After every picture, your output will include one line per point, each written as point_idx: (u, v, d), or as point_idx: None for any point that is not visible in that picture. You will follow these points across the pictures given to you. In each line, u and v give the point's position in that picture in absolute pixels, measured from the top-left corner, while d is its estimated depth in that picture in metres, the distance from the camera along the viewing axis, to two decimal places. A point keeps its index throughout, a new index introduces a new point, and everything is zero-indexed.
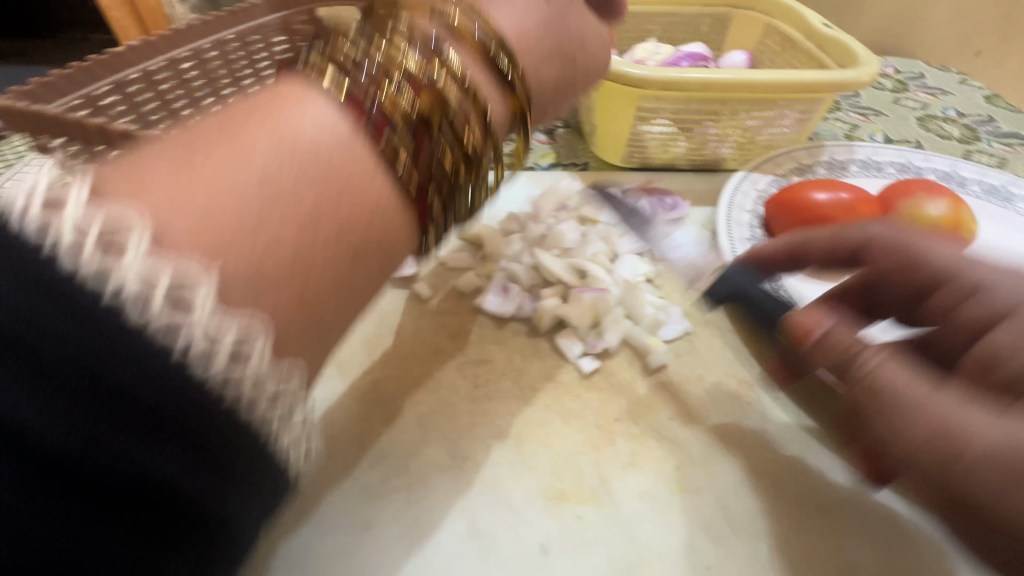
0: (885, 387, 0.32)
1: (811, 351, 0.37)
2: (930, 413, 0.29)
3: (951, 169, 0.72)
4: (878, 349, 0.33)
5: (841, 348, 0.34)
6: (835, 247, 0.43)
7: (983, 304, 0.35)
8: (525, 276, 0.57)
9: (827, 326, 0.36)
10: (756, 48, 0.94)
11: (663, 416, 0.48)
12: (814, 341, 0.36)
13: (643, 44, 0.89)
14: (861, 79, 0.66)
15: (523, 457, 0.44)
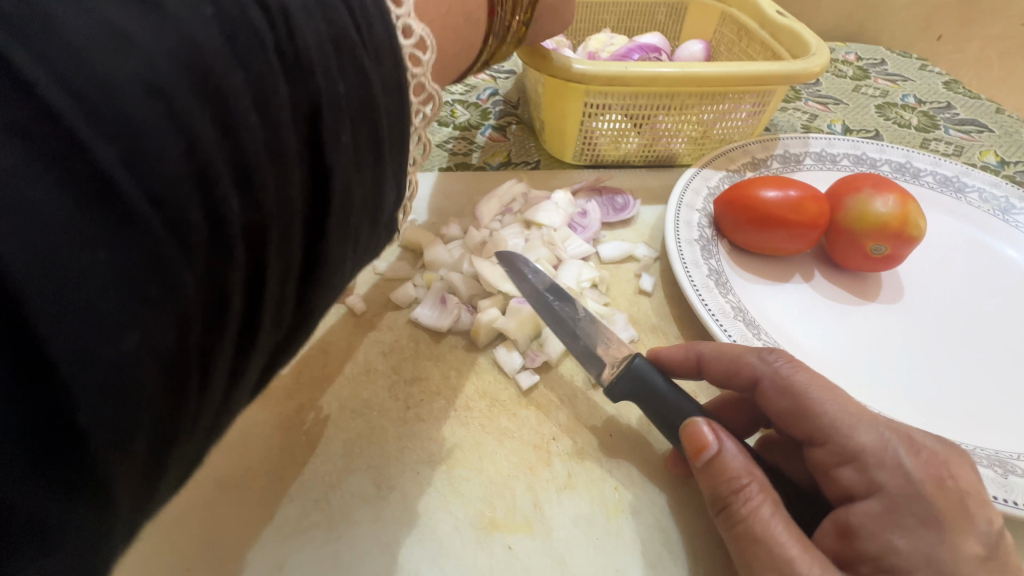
0: (760, 537, 0.31)
1: (701, 468, 0.35)
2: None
3: (905, 161, 0.71)
4: (756, 483, 0.32)
5: (718, 489, 0.34)
6: (736, 371, 0.36)
7: (856, 476, 0.29)
8: (463, 285, 0.54)
9: (720, 445, 0.34)
10: (714, 38, 0.92)
11: (603, 432, 0.46)
12: (705, 461, 0.35)
13: (596, 35, 0.86)
14: (811, 69, 0.64)
15: (452, 484, 0.42)
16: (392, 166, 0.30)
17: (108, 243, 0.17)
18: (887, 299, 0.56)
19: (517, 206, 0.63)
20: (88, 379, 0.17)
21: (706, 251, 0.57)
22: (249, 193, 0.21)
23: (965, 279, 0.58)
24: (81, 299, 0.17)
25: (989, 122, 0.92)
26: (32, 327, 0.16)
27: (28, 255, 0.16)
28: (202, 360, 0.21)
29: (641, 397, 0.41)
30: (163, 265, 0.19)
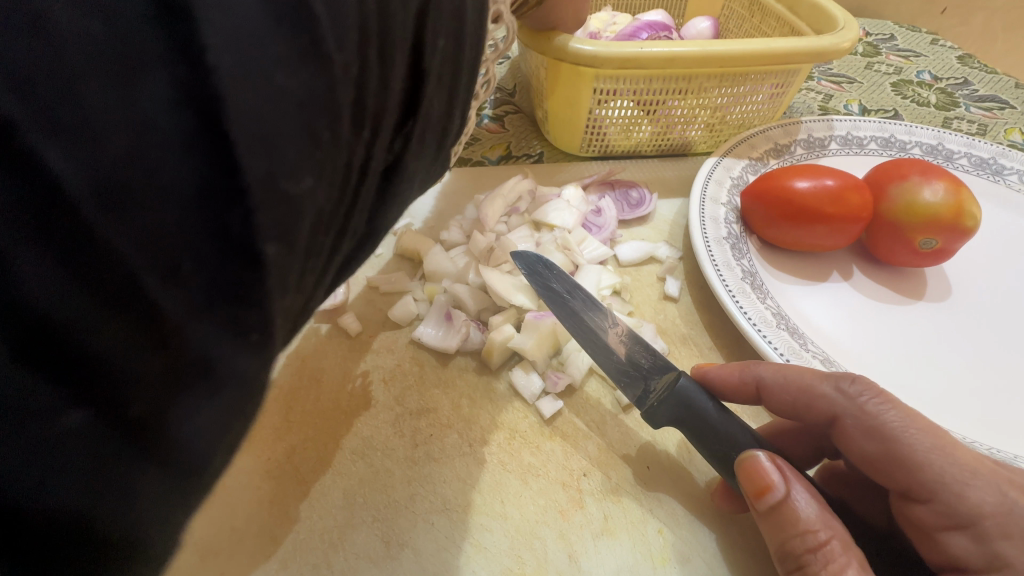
0: None
1: (761, 513, 0.30)
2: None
3: (936, 142, 0.66)
4: (837, 541, 0.27)
5: (786, 541, 0.28)
6: (805, 404, 0.32)
7: (970, 545, 0.25)
8: (471, 299, 0.48)
9: (788, 490, 0.29)
10: (722, 15, 0.86)
11: (640, 464, 0.40)
12: (769, 507, 0.29)
13: (597, 13, 0.80)
14: (840, 45, 0.58)
15: (475, 538, 0.36)
16: (467, 93, 0.29)
17: (295, 68, 0.16)
18: (935, 297, 0.51)
19: (524, 206, 0.57)
20: (270, 209, 0.16)
21: (737, 250, 0.52)
22: (381, 62, 0.21)
23: (1014, 273, 0.54)
24: (271, 118, 0.15)
25: (1009, 98, 0.87)
26: (228, 135, 0.15)
27: (233, 62, 0.15)
28: (327, 227, 0.20)
29: (684, 424, 0.35)
30: (333, 108, 0.17)
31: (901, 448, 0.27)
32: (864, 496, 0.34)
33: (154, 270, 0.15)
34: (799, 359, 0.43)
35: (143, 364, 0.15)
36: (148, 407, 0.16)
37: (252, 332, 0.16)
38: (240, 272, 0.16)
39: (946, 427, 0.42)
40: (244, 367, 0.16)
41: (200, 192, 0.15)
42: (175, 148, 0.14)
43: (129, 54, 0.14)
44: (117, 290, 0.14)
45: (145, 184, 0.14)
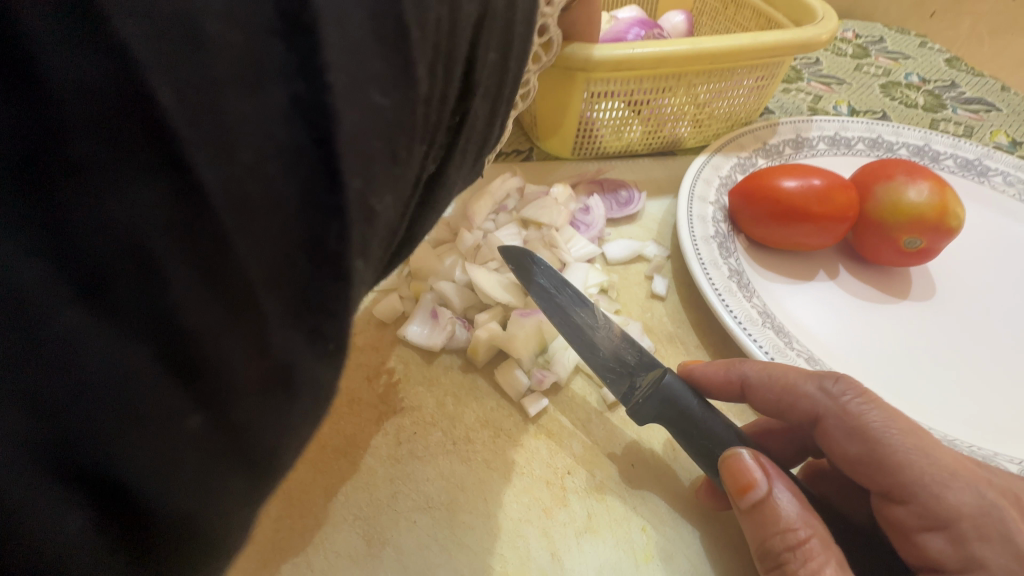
0: None
1: (744, 509, 0.29)
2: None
3: (922, 144, 0.66)
4: (817, 540, 0.27)
5: (768, 537, 0.28)
6: (788, 402, 0.32)
7: (947, 546, 0.25)
8: (457, 297, 0.48)
9: (771, 487, 0.29)
10: (697, 9, 0.86)
11: (625, 461, 0.40)
12: (751, 503, 0.29)
13: None
14: (822, 37, 0.59)
15: (457, 538, 0.36)
16: (507, 108, 0.28)
17: (389, 88, 0.17)
18: (919, 296, 0.52)
19: (512, 203, 0.57)
20: (359, 224, 0.16)
21: (724, 249, 0.52)
22: (446, 77, 0.21)
23: (997, 273, 0.54)
24: (369, 137, 0.16)
25: (996, 100, 0.88)
26: (337, 149, 0.15)
27: (345, 78, 0.16)
28: (388, 235, 0.20)
29: (670, 420, 0.35)
30: (410, 130, 0.18)
31: (882, 447, 0.27)
32: (845, 494, 0.34)
33: (265, 278, 0.15)
34: (785, 358, 0.43)
35: (246, 370, 0.15)
36: (243, 417, 0.16)
37: (336, 352, 0.17)
38: (329, 287, 0.16)
39: (932, 426, 0.42)
40: (324, 378, 0.17)
41: (305, 201, 0.15)
42: (289, 159, 0.15)
43: (258, 63, 0.14)
44: (230, 296, 0.15)
45: (263, 191, 0.15)
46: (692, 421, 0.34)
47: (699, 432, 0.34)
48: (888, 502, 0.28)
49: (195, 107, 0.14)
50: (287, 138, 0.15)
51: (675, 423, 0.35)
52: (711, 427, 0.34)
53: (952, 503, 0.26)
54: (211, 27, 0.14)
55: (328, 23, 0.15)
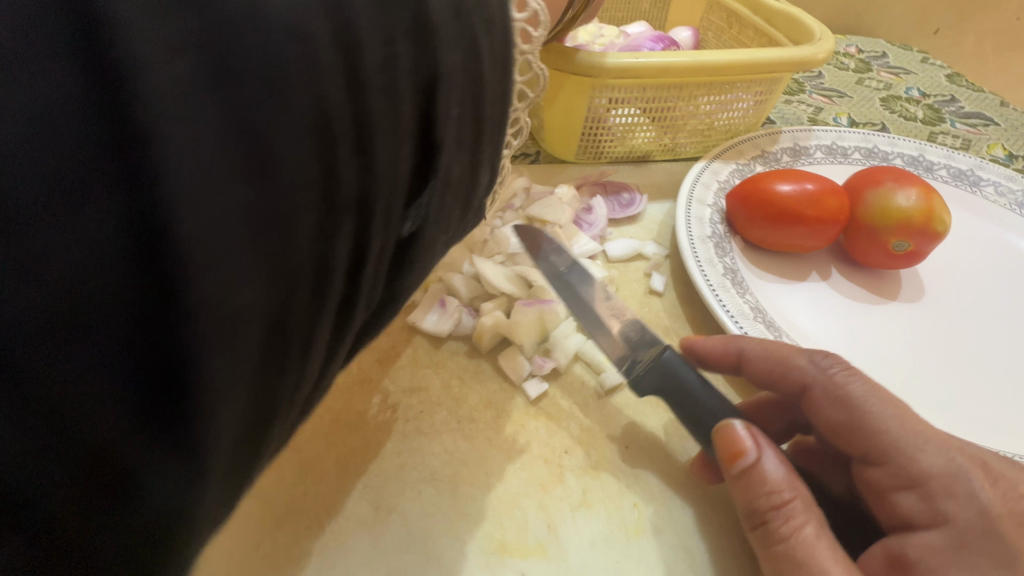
0: (805, 562, 0.28)
1: (733, 474, 0.31)
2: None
3: (917, 154, 0.69)
4: (801, 503, 0.29)
5: (756, 500, 0.30)
6: (780, 374, 0.35)
7: (918, 503, 0.28)
8: (464, 287, 0.50)
9: (760, 454, 0.31)
10: (702, 24, 0.89)
11: (619, 444, 0.42)
12: (741, 469, 0.31)
13: (584, 26, 0.80)
14: (820, 56, 0.62)
15: (458, 507, 0.38)
16: (492, 150, 0.25)
17: (246, 181, 0.15)
18: (908, 298, 0.54)
19: (518, 202, 0.60)
20: (211, 336, 0.15)
21: (720, 248, 0.55)
22: (365, 151, 0.18)
23: (986, 278, 0.56)
24: (221, 240, 0.15)
25: (995, 115, 0.90)
26: (173, 267, 0.14)
27: (179, 187, 0.14)
28: (300, 330, 0.18)
29: (667, 394, 0.38)
30: (281, 217, 0.16)
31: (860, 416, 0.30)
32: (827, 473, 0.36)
33: (99, 409, 0.14)
34: None
35: (83, 497, 0.15)
36: (99, 537, 0.15)
37: (198, 461, 0.16)
38: (182, 403, 0.15)
39: None
40: (182, 493, 0.16)
41: (140, 323, 0.14)
42: (118, 281, 0.14)
43: (75, 198, 0.14)
44: (57, 429, 0.14)
45: (85, 324, 0.14)
46: (688, 394, 0.37)
47: (694, 404, 0.37)
48: (864, 466, 0.30)
49: (17, 242, 0.13)
50: (107, 264, 0.14)
51: (671, 396, 0.38)
52: (705, 399, 0.36)
53: (920, 467, 0.28)
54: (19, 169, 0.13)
55: (155, 135, 0.14)
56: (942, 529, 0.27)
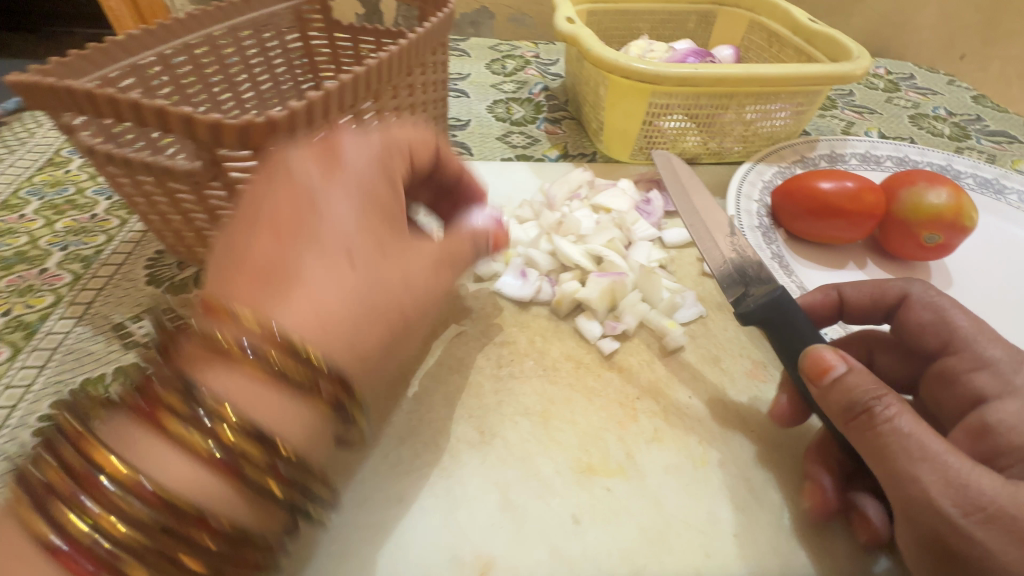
0: (909, 437, 0.33)
1: (825, 388, 0.37)
2: (936, 465, 0.32)
3: (945, 164, 0.75)
4: (891, 394, 0.35)
5: (853, 400, 0.35)
6: (880, 295, 0.46)
7: (992, 379, 0.38)
8: (543, 261, 0.58)
9: (847, 366, 0.37)
10: (742, 44, 0.97)
11: (683, 394, 0.49)
12: (831, 381, 0.37)
13: (635, 42, 0.88)
14: (857, 71, 0.68)
15: (549, 435, 0.45)
16: None
17: None
18: (939, 286, 0.60)
19: (583, 192, 0.67)
20: None
21: (767, 237, 0.62)
22: None
23: (1013, 271, 0.62)
24: None
25: (1019, 133, 0.96)
26: None
27: None
28: None
29: (772, 328, 0.44)
30: None
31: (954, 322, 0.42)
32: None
33: None
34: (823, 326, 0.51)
35: None
36: None
37: None
38: None
39: None
40: None
41: None
42: None
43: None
44: None
45: None
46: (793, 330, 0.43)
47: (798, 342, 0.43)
48: (946, 358, 0.41)
49: None
50: None
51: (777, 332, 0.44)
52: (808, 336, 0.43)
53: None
54: None
55: None
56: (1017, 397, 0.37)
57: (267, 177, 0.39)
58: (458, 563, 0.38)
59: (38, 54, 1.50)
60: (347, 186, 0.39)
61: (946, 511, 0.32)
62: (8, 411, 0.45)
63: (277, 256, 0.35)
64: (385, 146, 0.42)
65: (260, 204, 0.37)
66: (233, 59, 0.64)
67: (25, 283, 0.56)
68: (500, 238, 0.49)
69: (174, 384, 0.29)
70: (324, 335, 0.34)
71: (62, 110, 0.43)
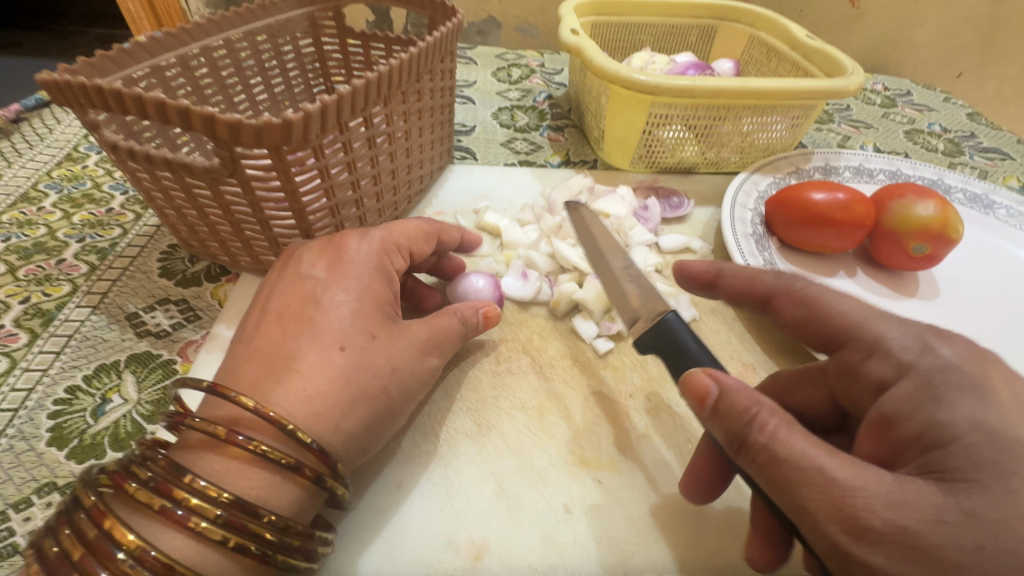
0: (785, 459, 0.30)
1: (709, 415, 0.34)
2: (819, 491, 0.29)
3: (937, 178, 0.77)
4: (767, 411, 0.32)
5: (732, 429, 0.32)
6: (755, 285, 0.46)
7: (884, 364, 0.36)
8: (542, 263, 0.60)
9: (720, 387, 0.34)
10: (742, 58, 0.99)
11: (675, 393, 0.50)
12: (711, 407, 0.34)
13: (638, 54, 0.91)
14: (851, 87, 0.71)
15: (543, 428, 0.47)
16: None
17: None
18: (926, 296, 0.62)
19: (584, 197, 0.69)
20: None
21: (760, 245, 0.64)
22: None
23: (999, 283, 0.64)
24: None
25: (1012, 151, 0.98)
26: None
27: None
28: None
29: (664, 351, 0.41)
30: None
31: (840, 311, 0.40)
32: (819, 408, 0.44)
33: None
34: None
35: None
36: None
37: None
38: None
39: None
40: None
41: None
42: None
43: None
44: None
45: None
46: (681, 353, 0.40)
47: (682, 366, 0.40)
48: (836, 350, 0.40)
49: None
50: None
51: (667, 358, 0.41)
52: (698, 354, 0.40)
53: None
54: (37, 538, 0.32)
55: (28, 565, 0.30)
56: (909, 376, 0.35)
57: (278, 278, 0.44)
58: (454, 547, 0.40)
59: (55, 52, 1.53)
60: (347, 280, 0.43)
61: (838, 539, 0.28)
62: (25, 394, 0.47)
63: (280, 340, 0.39)
64: (384, 250, 0.46)
65: (270, 299, 0.42)
66: (249, 62, 0.66)
67: (43, 272, 0.59)
68: (489, 314, 0.49)
69: (170, 464, 0.33)
70: (314, 420, 0.36)
71: (90, 108, 0.45)
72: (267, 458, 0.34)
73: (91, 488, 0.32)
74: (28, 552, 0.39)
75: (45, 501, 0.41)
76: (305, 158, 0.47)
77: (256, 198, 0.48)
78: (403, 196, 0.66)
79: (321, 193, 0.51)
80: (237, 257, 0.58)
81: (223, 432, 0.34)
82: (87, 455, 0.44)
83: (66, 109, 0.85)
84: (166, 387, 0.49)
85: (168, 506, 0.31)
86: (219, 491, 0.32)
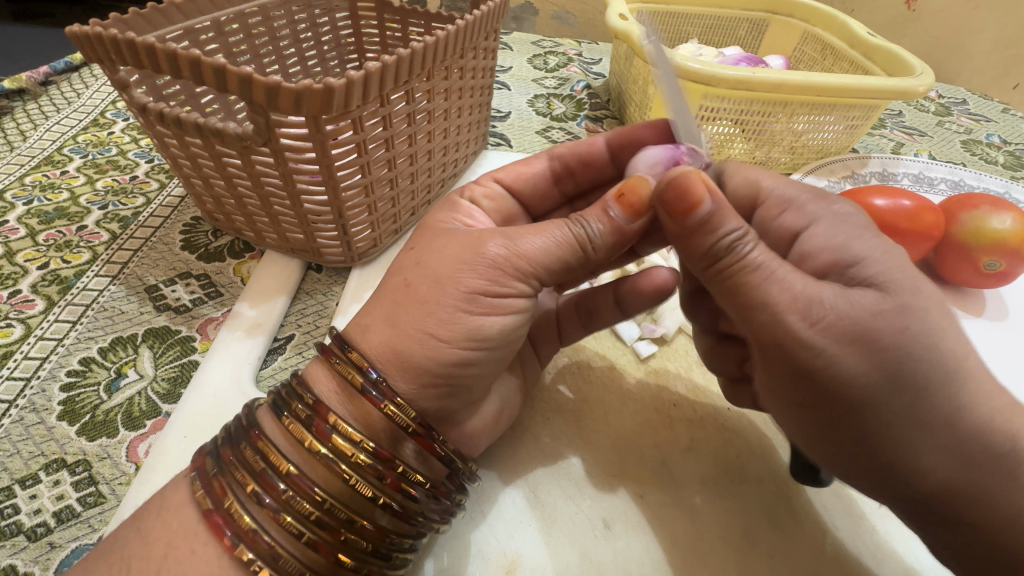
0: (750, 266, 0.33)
1: (688, 222, 0.35)
2: (784, 287, 0.33)
3: (1003, 192, 0.72)
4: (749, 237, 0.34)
5: (712, 243, 0.34)
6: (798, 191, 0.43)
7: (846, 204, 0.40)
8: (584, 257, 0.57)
9: (713, 201, 0.34)
10: (793, 55, 0.94)
11: (722, 405, 0.47)
12: (695, 215, 0.34)
13: (685, 45, 0.86)
14: (919, 88, 0.66)
15: (580, 434, 0.44)
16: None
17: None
18: (993, 316, 0.57)
19: None
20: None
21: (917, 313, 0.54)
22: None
23: None
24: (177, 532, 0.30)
25: None
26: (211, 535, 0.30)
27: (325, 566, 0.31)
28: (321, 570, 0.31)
29: None
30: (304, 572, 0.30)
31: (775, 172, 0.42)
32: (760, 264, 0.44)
33: None
34: None
35: None
36: None
37: None
38: None
39: None
40: None
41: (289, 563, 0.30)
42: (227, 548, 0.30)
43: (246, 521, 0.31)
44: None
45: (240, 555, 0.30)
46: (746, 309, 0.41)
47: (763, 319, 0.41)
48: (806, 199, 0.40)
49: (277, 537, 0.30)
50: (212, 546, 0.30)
51: None
52: None
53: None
54: (200, 472, 0.32)
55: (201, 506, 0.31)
56: None
57: (414, 235, 0.41)
58: (484, 558, 0.37)
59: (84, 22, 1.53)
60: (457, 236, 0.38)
61: (795, 327, 0.32)
62: (39, 363, 0.45)
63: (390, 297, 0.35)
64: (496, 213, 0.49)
65: (413, 241, 0.40)
66: (283, 31, 0.63)
67: (63, 238, 0.56)
68: (629, 200, 0.37)
69: (308, 401, 0.33)
70: (416, 348, 0.34)
71: (119, 64, 0.42)
72: (397, 415, 0.33)
73: (250, 422, 0.34)
74: (32, 533, 0.36)
75: (52, 479, 0.39)
76: (343, 131, 0.44)
77: (287, 169, 0.45)
78: (437, 179, 0.63)
79: (356, 169, 0.47)
80: (263, 233, 0.55)
81: (359, 379, 0.33)
82: (98, 432, 0.41)
83: (95, 74, 0.83)
84: (183, 364, 0.47)
85: (318, 436, 0.32)
86: (364, 440, 0.32)
